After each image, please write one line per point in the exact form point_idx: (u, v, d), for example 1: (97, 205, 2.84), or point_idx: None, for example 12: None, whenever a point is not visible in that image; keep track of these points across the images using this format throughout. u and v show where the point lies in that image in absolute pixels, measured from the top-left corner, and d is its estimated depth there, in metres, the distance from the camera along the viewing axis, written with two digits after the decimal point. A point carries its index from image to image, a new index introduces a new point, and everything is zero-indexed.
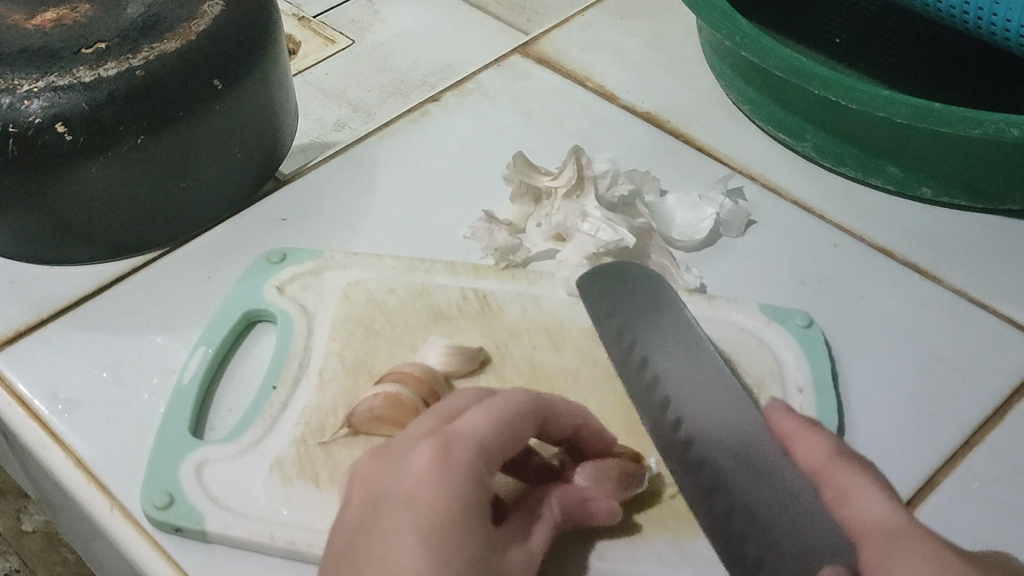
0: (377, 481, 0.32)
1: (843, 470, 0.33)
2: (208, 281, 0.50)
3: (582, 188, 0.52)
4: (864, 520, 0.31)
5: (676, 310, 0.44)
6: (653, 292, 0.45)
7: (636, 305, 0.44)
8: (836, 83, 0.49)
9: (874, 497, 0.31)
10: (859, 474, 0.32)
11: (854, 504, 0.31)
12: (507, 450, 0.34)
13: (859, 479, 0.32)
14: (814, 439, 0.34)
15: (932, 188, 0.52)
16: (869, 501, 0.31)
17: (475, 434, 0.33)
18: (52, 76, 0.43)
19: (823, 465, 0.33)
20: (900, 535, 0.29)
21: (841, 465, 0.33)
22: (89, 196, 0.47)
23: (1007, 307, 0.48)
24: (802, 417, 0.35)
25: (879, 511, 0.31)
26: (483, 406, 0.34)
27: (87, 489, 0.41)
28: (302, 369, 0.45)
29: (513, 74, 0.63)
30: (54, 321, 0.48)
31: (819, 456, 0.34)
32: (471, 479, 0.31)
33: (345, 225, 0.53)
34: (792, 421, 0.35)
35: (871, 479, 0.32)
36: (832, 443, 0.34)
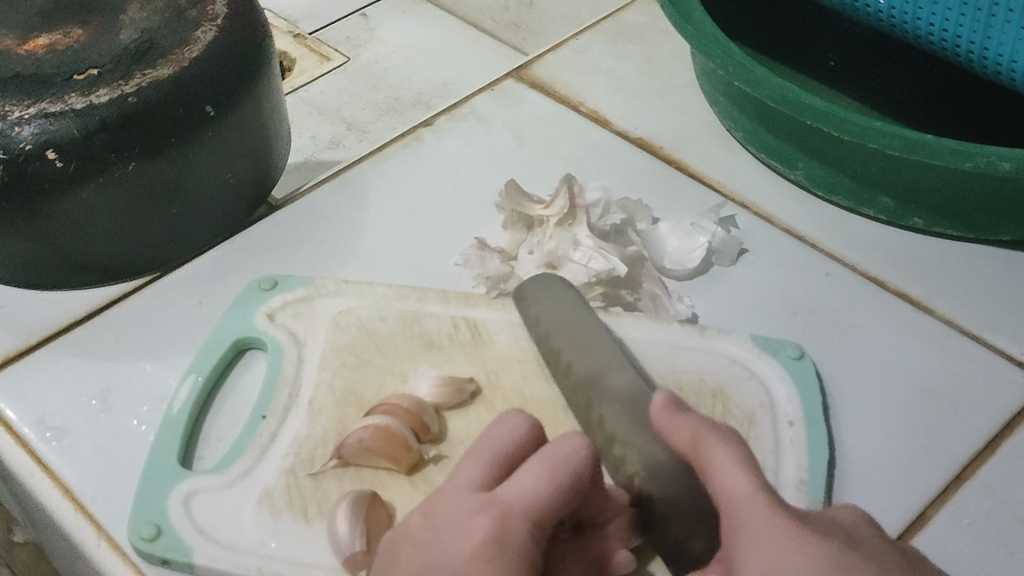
0: (427, 555, 0.30)
1: (710, 444, 0.31)
2: (198, 307, 0.50)
3: (574, 218, 0.52)
4: (734, 500, 0.30)
5: (599, 338, 0.44)
6: (583, 328, 0.45)
7: (566, 334, 0.45)
8: (829, 115, 0.49)
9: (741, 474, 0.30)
10: (727, 446, 0.31)
11: (722, 483, 0.30)
12: (559, 515, 0.31)
13: (727, 454, 0.31)
14: (678, 419, 0.32)
15: (924, 219, 0.52)
16: (734, 478, 0.30)
17: (529, 501, 0.31)
18: (43, 103, 0.43)
19: (692, 439, 0.32)
20: (765, 517, 0.29)
21: (706, 438, 0.31)
22: (81, 222, 0.46)
23: (998, 339, 0.48)
24: (668, 401, 0.33)
25: (747, 491, 0.29)
26: (535, 462, 0.32)
27: (75, 519, 0.41)
28: (292, 399, 0.45)
29: (506, 99, 0.63)
30: (43, 347, 0.48)
31: (686, 436, 0.32)
32: (523, 560, 0.29)
33: (337, 251, 0.53)
34: (655, 408, 0.33)
35: (735, 451, 0.31)
36: (697, 417, 0.32)
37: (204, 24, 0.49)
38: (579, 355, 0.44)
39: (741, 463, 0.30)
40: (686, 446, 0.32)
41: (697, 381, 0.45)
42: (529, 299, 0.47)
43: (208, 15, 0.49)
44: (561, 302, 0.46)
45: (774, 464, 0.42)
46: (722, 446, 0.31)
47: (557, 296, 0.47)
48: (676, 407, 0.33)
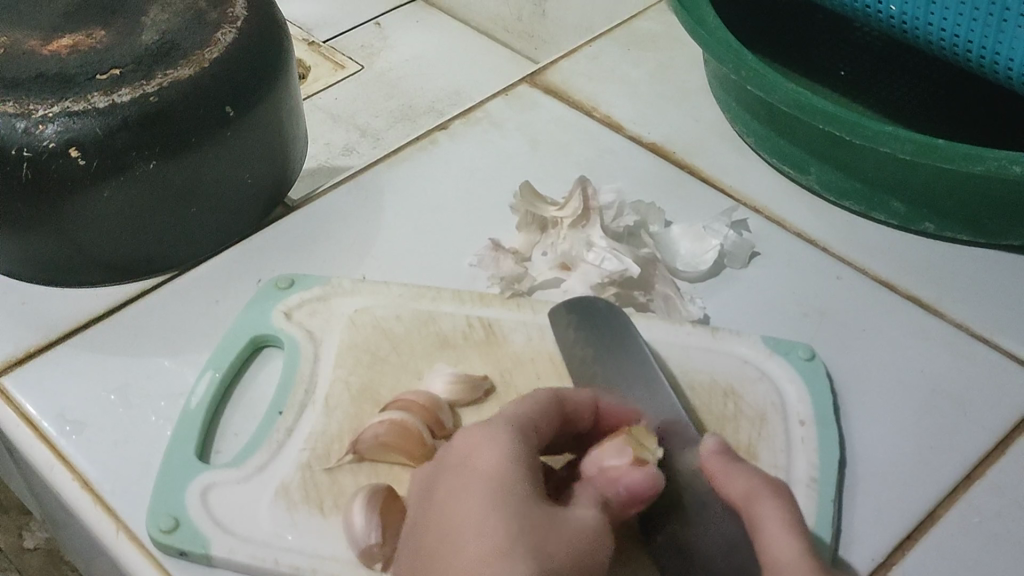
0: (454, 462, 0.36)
1: (763, 500, 0.33)
2: (216, 305, 0.51)
3: (587, 219, 0.53)
4: (776, 559, 0.31)
5: (631, 347, 0.45)
6: (607, 351, 0.45)
7: (604, 349, 0.45)
8: (839, 118, 0.49)
9: (785, 538, 0.32)
10: (778, 505, 0.33)
11: (767, 536, 0.32)
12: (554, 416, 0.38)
13: (775, 511, 0.33)
14: (735, 473, 0.35)
15: (934, 224, 0.52)
16: (778, 539, 0.32)
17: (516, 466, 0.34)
18: (67, 102, 0.44)
19: (747, 493, 0.34)
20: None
21: (759, 495, 0.34)
22: (101, 219, 0.47)
23: (1008, 341, 0.48)
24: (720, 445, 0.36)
25: (789, 548, 0.31)
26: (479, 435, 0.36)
27: (93, 510, 0.42)
28: (308, 395, 0.45)
29: (521, 105, 0.64)
30: (63, 343, 0.49)
31: (741, 488, 0.34)
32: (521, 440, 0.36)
33: (353, 251, 0.54)
34: (713, 457, 0.35)
35: (784, 515, 0.33)
36: (757, 474, 0.34)
37: (224, 26, 0.50)
38: (606, 369, 0.44)
39: (788, 526, 0.32)
40: (740, 496, 0.34)
41: (709, 380, 0.46)
42: (557, 315, 0.48)
43: (228, 17, 0.50)
44: (590, 311, 0.47)
45: (785, 463, 0.42)
46: (774, 507, 0.33)
47: (586, 306, 0.47)
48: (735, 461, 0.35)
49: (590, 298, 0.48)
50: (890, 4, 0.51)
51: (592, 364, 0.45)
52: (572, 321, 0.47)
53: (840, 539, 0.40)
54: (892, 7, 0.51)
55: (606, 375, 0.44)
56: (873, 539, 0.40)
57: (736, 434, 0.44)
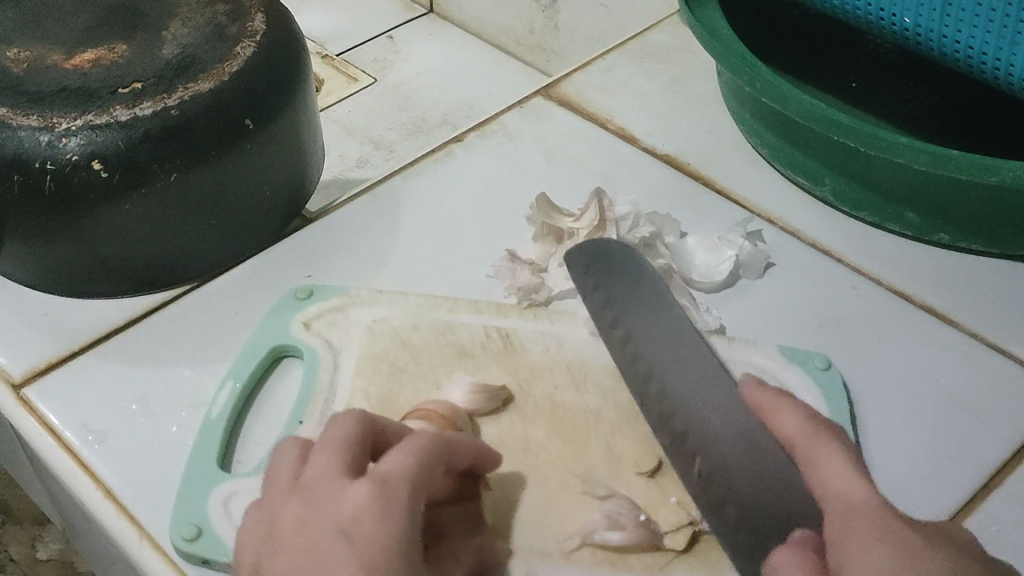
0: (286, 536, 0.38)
1: (816, 437, 0.37)
2: (236, 316, 0.51)
3: (603, 230, 0.54)
4: (837, 488, 0.35)
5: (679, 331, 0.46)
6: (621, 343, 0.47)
7: (647, 327, 0.47)
8: (853, 129, 0.49)
9: (842, 472, 0.35)
10: (831, 442, 0.37)
11: (823, 471, 0.36)
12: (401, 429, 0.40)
13: (830, 448, 0.36)
14: (789, 412, 0.38)
15: (949, 235, 0.52)
16: (837, 471, 0.35)
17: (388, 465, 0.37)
18: (89, 115, 0.45)
19: (799, 431, 0.38)
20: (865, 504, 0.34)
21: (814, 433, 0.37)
22: (122, 232, 0.48)
23: (1023, 350, 0.48)
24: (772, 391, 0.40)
25: (848, 479, 0.35)
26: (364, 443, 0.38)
27: (116, 519, 0.42)
28: (329, 404, 0.46)
29: (535, 117, 0.64)
30: (84, 353, 0.49)
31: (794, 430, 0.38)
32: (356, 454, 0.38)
33: (371, 262, 0.54)
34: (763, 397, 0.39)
35: (841, 455, 0.36)
36: (804, 414, 0.38)
37: (244, 40, 0.50)
38: (651, 351, 0.46)
39: (846, 461, 0.36)
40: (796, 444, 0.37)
41: None
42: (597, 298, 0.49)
43: (248, 31, 0.51)
44: (638, 293, 0.48)
45: None
46: (830, 443, 0.37)
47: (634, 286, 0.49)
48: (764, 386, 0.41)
49: (635, 279, 0.49)
50: (904, 16, 0.52)
51: (634, 344, 0.46)
52: (611, 302, 0.48)
53: None
54: (906, 18, 0.52)
55: (649, 361, 0.45)
56: None
57: None
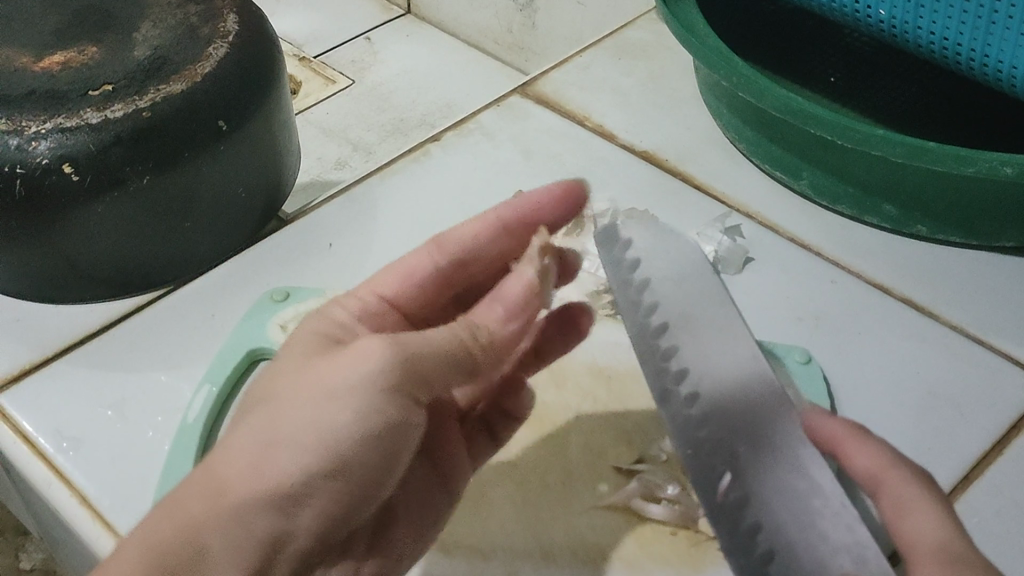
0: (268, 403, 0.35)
1: (901, 474, 0.33)
2: (212, 319, 0.51)
3: (580, 228, 0.53)
4: (917, 541, 0.32)
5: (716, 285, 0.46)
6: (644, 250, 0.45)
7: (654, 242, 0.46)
8: (831, 122, 0.49)
9: (927, 515, 0.32)
10: (918, 485, 0.33)
11: (908, 518, 0.32)
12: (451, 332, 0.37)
13: (918, 492, 0.33)
14: (869, 445, 0.35)
15: (927, 226, 0.52)
16: (922, 519, 0.32)
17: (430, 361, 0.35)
18: (59, 118, 0.44)
19: (873, 474, 0.34)
20: (956, 556, 0.30)
21: (891, 477, 0.33)
22: (95, 235, 0.47)
23: (1003, 342, 0.48)
24: (848, 422, 0.36)
25: (931, 526, 0.32)
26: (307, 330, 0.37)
27: (93, 527, 0.42)
28: None
29: (513, 115, 0.64)
30: (58, 359, 0.49)
31: (868, 465, 0.34)
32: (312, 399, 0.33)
33: (348, 263, 0.54)
34: (845, 429, 0.36)
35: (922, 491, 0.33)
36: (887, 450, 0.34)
37: (216, 41, 0.50)
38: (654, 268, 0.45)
39: (925, 501, 0.33)
40: (864, 471, 0.34)
41: None
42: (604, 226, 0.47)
43: (220, 31, 0.51)
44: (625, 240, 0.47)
45: None
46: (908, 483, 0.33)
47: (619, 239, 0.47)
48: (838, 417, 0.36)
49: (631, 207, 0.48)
50: (879, 8, 0.51)
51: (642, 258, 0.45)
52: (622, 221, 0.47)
53: None
54: (882, 10, 0.51)
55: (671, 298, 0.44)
56: None
57: None
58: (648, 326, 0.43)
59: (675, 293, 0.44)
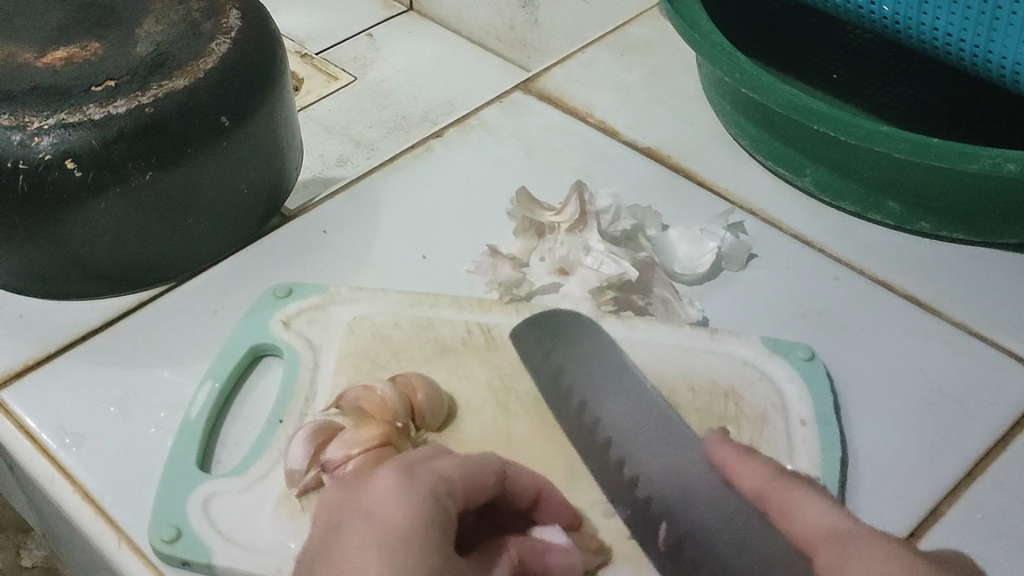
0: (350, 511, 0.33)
1: (787, 484, 0.33)
2: (214, 315, 0.51)
3: (584, 224, 0.53)
4: (812, 535, 0.32)
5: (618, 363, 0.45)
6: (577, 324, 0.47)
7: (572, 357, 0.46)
8: (835, 119, 0.49)
9: (818, 509, 0.32)
10: (801, 488, 0.33)
11: (797, 515, 0.32)
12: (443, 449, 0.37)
13: (800, 492, 0.33)
14: (756, 464, 0.35)
15: (931, 223, 0.52)
16: (808, 514, 0.32)
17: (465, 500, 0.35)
18: (62, 114, 0.44)
19: (761, 489, 0.34)
20: (838, 534, 0.31)
21: (779, 483, 0.34)
22: (97, 231, 0.47)
23: (1005, 338, 0.48)
24: (742, 448, 0.37)
25: (819, 517, 0.32)
26: (406, 478, 0.33)
27: (95, 522, 0.42)
28: (308, 404, 0.45)
29: (515, 112, 0.64)
30: (61, 355, 0.49)
31: (756, 487, 0.35)
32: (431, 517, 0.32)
33: (350, 259, 0.54)
34: (731, 451, 0.36)
35: (823, 505, 0.32)
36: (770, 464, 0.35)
37: (218, 37, 0.50)
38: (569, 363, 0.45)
39: (814, 501, 0.33)
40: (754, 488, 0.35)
41: (708, 383, 0.46)
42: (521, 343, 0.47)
43: (222, 27, 0.51)
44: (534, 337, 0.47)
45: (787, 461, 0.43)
46: (812, 510, 0.32)
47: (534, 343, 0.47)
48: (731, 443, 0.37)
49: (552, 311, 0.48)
50: (883, 4, 0.51)
51: (557, 357, 0.46)
52: (542, 331, 0.47)
53: None
54: (885, 7, 0.51)
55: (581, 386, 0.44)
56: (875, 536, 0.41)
57: (737, 434, 0.44)
58: (570, 403, 0.44)
59: (598, 376, 0.45)
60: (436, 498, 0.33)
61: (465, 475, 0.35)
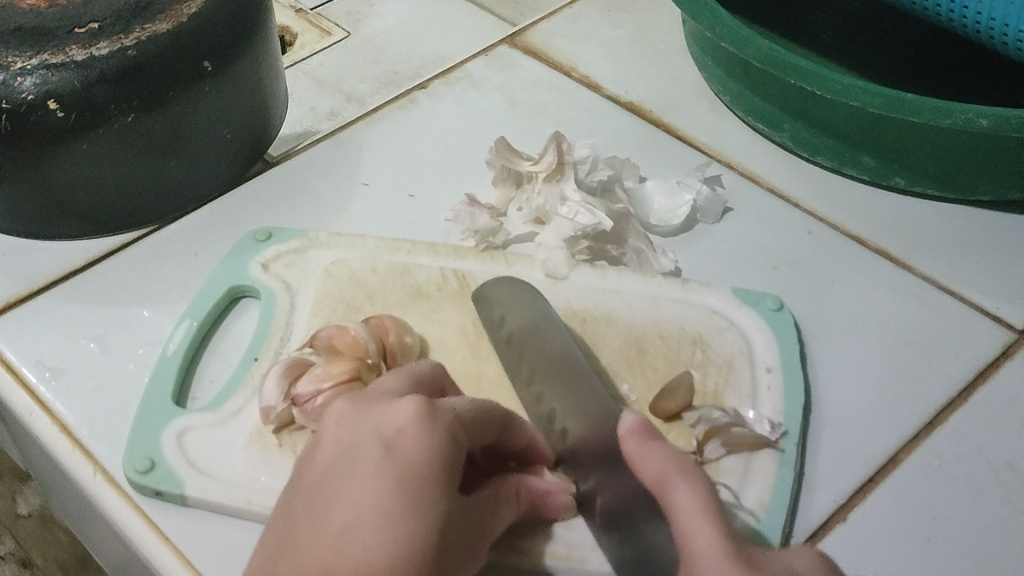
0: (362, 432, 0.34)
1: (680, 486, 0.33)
2: (194, 257, 0.52)
3: (561, 174, 0.53)
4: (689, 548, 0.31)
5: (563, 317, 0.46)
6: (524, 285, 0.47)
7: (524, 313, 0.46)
8: (811, 72, 0.50)
9: (698, 522, 0.31)
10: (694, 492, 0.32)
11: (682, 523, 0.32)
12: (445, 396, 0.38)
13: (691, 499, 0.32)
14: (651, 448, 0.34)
15: (905, 179, 0.53)
16: (693, 524, 0.31)
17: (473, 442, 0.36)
18: (45, 55, 0.44)
19: (659, 476, 0.33)
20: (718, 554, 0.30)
21: (672, 481, 0.33)
22: (81, 169, 0.48)
23: (973, 292, 0.49)
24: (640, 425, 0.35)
25: (699, 530, 0.31)
26: (423, 414, 0.34)
27: (71, 454, 0.43)
28: (283, 344, 0.46)
29: (500, 64, 0.64)
30: (44, 293, 0.49)
31: (653, 472, 0.34)
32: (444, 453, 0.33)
33: (331, 206, 0.54)
34: (630, 437, 0.35)
35: (700, 501, 0.32)
36: (671, 456, 0.34)
37: None
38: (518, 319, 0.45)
39: (702, 509, 0.32)
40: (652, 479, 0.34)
41: (678, 330, 0.47)
42: (483, 301, 0.47)
43: None
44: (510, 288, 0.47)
45: (751, 407, 0.43)
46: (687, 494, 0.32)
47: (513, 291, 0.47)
48: (655, 447, 0.34)
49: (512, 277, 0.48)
50: None
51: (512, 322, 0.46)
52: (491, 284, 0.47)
53: (802, 484, 0.41)
54: None
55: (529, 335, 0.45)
56: (835, 482, 0.42)
57: (704, 381, 0.45)
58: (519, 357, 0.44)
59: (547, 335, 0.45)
60: (442, 440, 0.33)
61: (473, 419, 0.36)
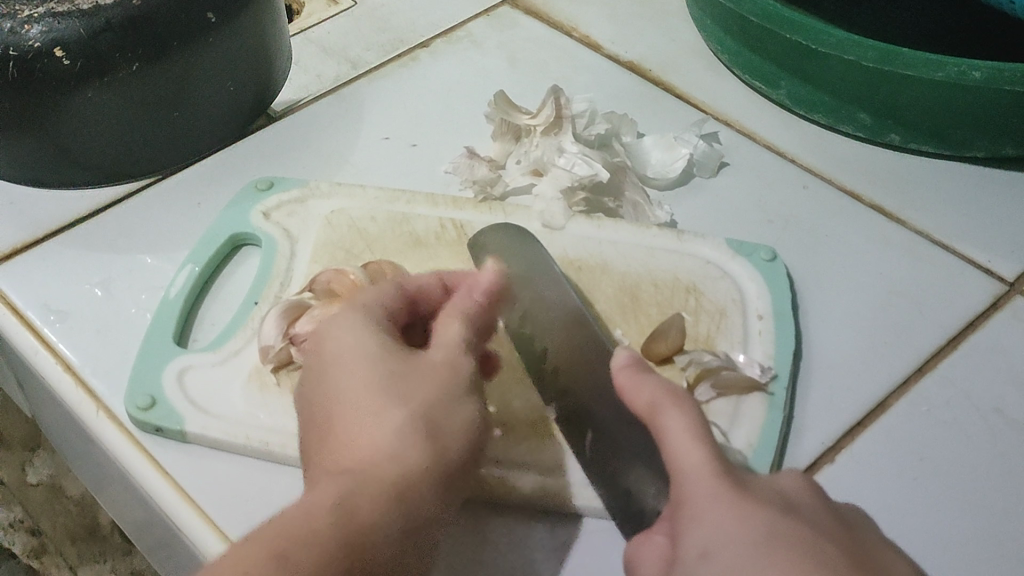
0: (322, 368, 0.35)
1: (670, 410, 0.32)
2: (197, 207, 0.52)
3: (559, 127, 0.54)
4: (683, 474, 0.30)
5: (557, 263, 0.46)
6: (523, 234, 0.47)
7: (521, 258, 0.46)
8: (801, 25, 0.52)
9: (692, 447, 0.31)
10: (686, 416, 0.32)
11: (676, 450, 0.31)
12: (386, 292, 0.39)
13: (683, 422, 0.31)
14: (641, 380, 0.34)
15: (900, 136, 0.53)
16: (687, 450, 0.31)
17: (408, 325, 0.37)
18: (52, 4, 0.45)
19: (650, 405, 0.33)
20: (712, 480, 0.29)
21: (663, 406, 0.32)
22: (86, 118, 0.48)
23: (964, 246, 0.50)
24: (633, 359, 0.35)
25: (693, 455, 0.30)
26: (354, 333, 0.35)
27: (74, 391, 0.43)
28: (283, 289, 0.47)
29: (501, 24, 0.65)
30: (49, 240, 0.50)
31: (645, 401, 0.33)
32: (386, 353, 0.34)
33: (332, 158, 0.55)
34: (623, 370, 0.34)
35: (690, 425, 0.31)
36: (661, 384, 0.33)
37: None
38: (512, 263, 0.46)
39: (695, 434, 0.31)
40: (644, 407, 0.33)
41: (672, 278, 0.47)
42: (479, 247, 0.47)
43: None
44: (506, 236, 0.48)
45: (741, 351, 0.44)
46: (679, 419, 0.32)
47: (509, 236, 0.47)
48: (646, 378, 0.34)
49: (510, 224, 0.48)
50: None
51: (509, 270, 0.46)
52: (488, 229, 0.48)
53: (791, 426, 0.42)
54: None
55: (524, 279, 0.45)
56: (823, 424, 0.42)
57: (696, 326, 0.45)
58: None
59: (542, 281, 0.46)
60: (387, 346, 0.34)
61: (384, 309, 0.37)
